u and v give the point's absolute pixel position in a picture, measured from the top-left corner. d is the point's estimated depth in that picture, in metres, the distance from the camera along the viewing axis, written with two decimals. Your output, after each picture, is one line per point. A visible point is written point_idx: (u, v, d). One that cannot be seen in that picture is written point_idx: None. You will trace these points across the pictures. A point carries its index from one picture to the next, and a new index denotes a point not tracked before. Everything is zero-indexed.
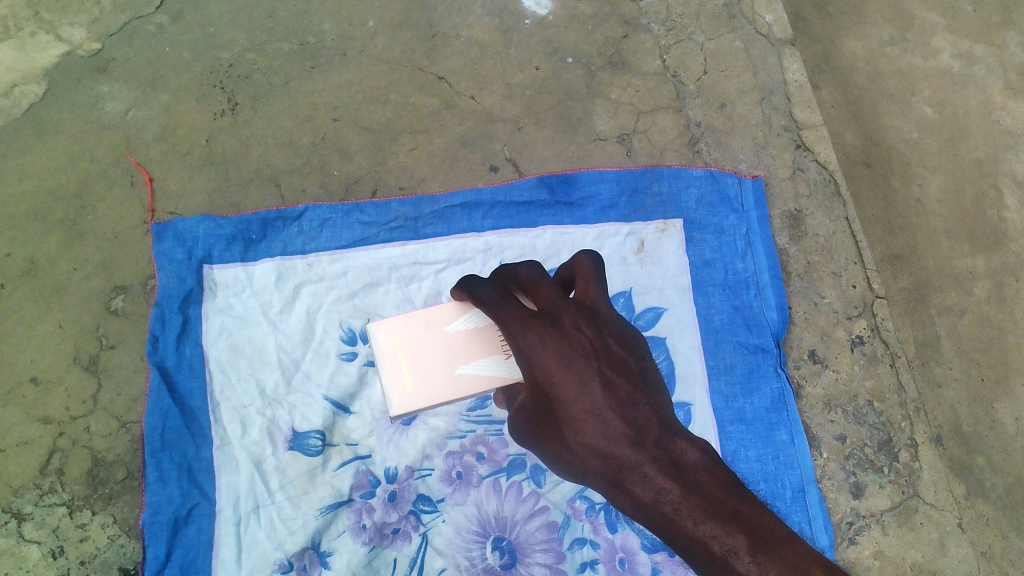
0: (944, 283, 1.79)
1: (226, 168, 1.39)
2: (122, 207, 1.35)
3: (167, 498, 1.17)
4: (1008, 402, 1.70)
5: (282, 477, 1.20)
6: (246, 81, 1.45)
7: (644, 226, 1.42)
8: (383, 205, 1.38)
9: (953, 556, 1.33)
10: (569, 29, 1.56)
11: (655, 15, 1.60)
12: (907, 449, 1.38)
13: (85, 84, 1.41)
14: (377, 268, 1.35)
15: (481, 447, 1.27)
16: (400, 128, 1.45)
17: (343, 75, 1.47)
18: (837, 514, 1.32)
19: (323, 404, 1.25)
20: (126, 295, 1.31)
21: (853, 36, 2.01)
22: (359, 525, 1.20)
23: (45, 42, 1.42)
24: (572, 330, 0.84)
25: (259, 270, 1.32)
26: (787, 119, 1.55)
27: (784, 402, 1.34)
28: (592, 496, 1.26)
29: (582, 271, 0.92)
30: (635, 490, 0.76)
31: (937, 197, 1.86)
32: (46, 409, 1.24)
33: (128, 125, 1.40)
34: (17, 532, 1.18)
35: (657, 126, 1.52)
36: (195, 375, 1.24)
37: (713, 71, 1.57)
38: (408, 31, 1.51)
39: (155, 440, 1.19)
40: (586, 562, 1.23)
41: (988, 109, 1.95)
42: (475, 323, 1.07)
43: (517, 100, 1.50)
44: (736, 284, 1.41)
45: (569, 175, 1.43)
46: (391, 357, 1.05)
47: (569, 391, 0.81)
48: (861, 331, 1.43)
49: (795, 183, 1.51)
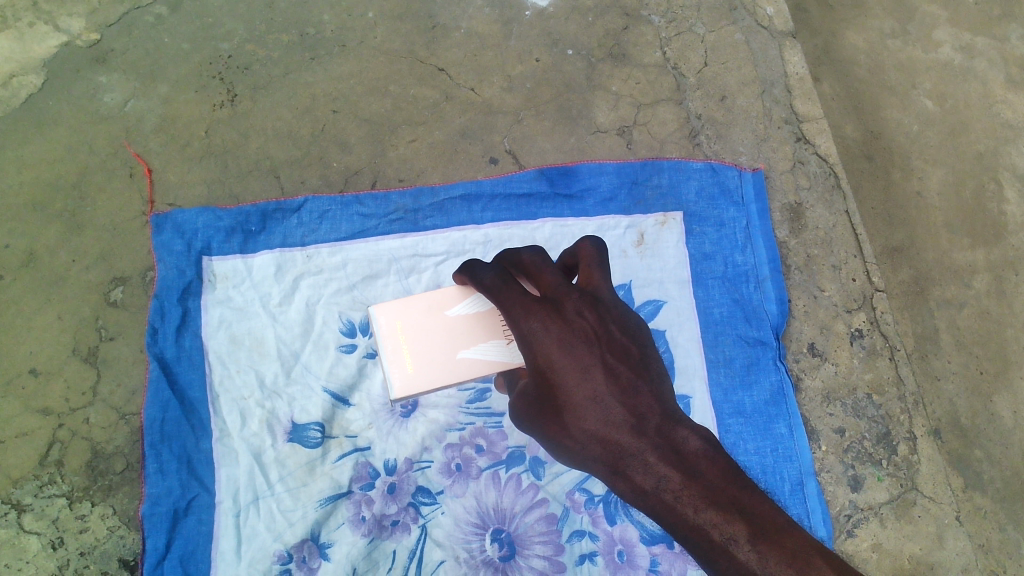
0: (943, 277, 1.79)
1: (225, 160, 1.39)
2: (121, 199, 1.35)
3: (167, 490, 1.17)
4: (1007, 395, 1.70)
5: (282, 468, 1.21)
6: (245, 72, 1.44)
7: (644, 218, 1.42)
8: (383, 197, 1.38)
9: (951, 549, 1.34)
10: (569, 20, 1.55)
11: (656, 7, 1.59)
12: (906, 442, 1.38)
13: (83, 75, 1.40)
14: (377, 260, 1.35)
15: (481, 439, 1.27)
16: (400, 119, 1.44)
17: (342, 67, 1.46)
18: (836, 507, 1.33)
19: (323, 396, 1.25)
20: (126, 287, 1.31)
21: (854, 29, 2.00)
22: (358, 517, 1.20)
23: (43, 32, 1.41)
24: (574, 316, 0.84)
25: (258, 261, 1.32)
26: (787, 112, 1.55)
27: (784, 395, 1.35)
28: (591, 488, 1.26)
29: (585, 257, 0.92)
30: (635, 476, 0.76)
31: (938, 191, 1.86)
32: (46, 400, 1.24)
33: (127, 117, 1.39)
34: (16, 523, 1.19)
35: (658, 119, 1.51)
36: (194, 367, 1.24)
37: (714, 63, 1.56)
38: (408, 22, 1.51)
39: (155, 432, 1.19)
40: (585, 554, 1.23)
41: (988, 102, 1.94)
42: (477, 307, 1.06)
43: (517, 92, 1.49)
44: (736, 277, 1.41)
45: (569, 168, 1.42)
46: (391, 340, 1.05)
47: (571, 377, 0.81)
48: (861, 324, 1.43)
49: (795, 176, 1.51)
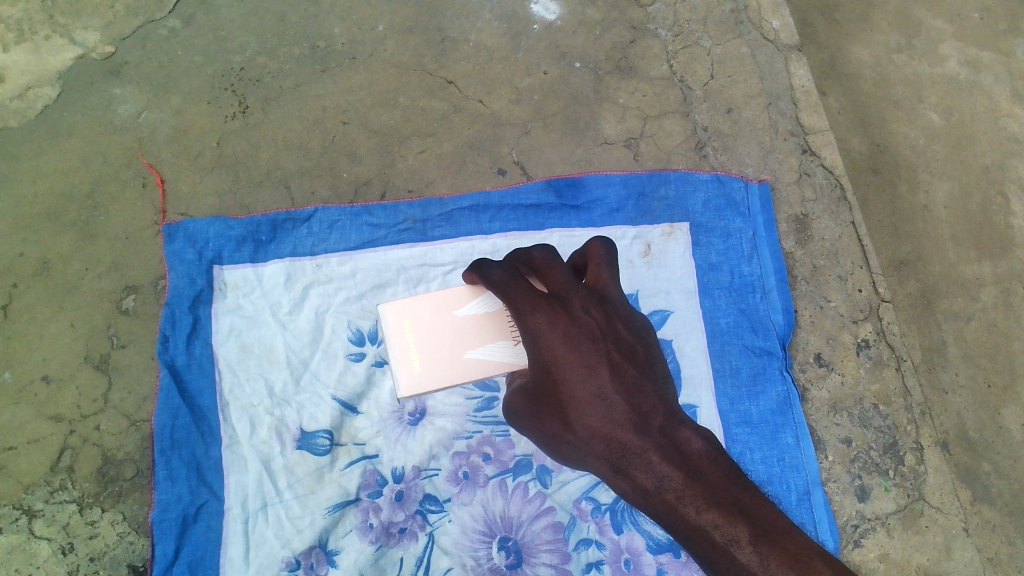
0: (950, 289, 1.80)
1: (236, 170, 1.41)
2: (134, 208, 1.37)
3: (176, 496, 1.18)
4: (1015, 408, 1.70)
5: (290, 476, 1.21)
6: (257, 84, 1.47)
7: (650, 229, 1.43)
8: (392, 207, 1.40)
9: (959, 560, 1.33)
10: (577, 34, 1.58)
11: (663, 21, 1.61)
12: (912, 452, 1.38)
13: (98, 86, 1.43)
14: (386, 270, 1.36)
15: (488, 448, 1.27)
16: (410, 131, 1.47)
17: (353, 79, 1.49)
18: (843, 516, 1.33)
19: (331, 404, 1.26)
20: (137, 296, 1.33)
21: (859, 43, 2.02)
22: (365, 525, 1.21)
23: (58, 45, 1.44)
24: (581, 313, 0.85)
25: (268, 270, 1.34)
26: (793, 124, 1.56)
27: (790, 405, 1.35)
28: (597, 497, 1.26)
29: (595, 257, 0.94)
30: (638, 475, 0.77)
31: (944, 203, 1.87)
32: (57, 407, 1.25)
33: (141, 128, 1.42)
34: (28, 528, 1.20)
35: (665, 131, 1.53)
36: (204, 375, 1.26)
37: (721, 76, 1.58)
38: (418, 36, 1.53)
39: (164, 439, 1.21)
40: (591, 562, 1.23)
41: (995, 115, 1.95)
42: (487, 306, 1.07)
43: (526, 104, 1.51)
44: (742, 287, 1.42)
45: (577, 179, 1.44)
46: (400, 337, 1.06)
47: (576, 373, 0.82)
48: (867, 335, 1.44)
49: (802, 188, 1.52)
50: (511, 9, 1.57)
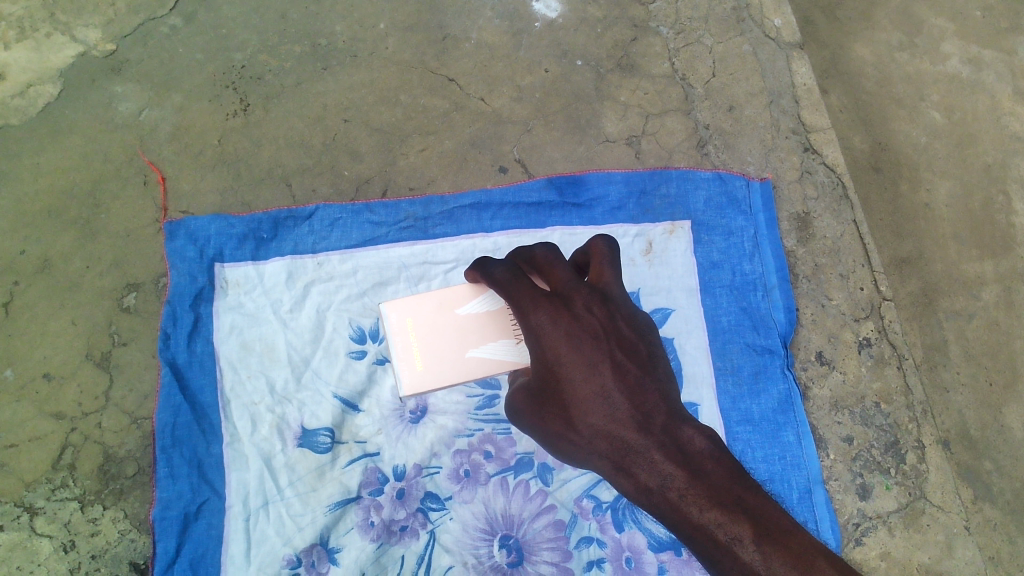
0: (951, 288, 1.79)
1: (237, 168, 1.41)
2: (135, 206, 1.37)
3: (177, 494, 1.19)
4: (1016, 406, 1.69)
5: (292, 473, 1.21)
6: (258, 82, 1.47)
7: (652, 227, 1.43)
8: (394, 205, 1.39)
9: (961, 559, 1.33)
10: (578, 32, 1.57)
11: (665, 18, 1.61)
12: (914, 451, 1.38)
13: (98, 84, 1.43)
14: (387, 268, 1.36)
15: (489, 446, 1.27)
16: (411, 128, 1.46)
17: (354, 77, 1.49)
18: (844, 515, 1.32)
19: (333, 402, 1.26)
20: (138, 294, 1.32)
21: (861, 42, 2.01)
22: (367, 522, 1.21)
23: (59, 43, 1.44)
24: (584, 311, 0.85)
25: (269, 268, 1.33)
26: (794, 122, 1.56)
27: (792, 404, 1.35)
28: (598, 495, 1.26)
29: (597, 255, 0.93)
30: (640, 474, 0.77)
31: (945, 202, 1.86)
32: (58, 405, 1.25)
33: (142, 125, 1.42)
34: (29, 526, 1.20)
35: (666, 129, 1.53)
36: (205, 372, 1.26)
37: (722, 74, 1.58)
38: (419, 34, 1.53)
39: (166, 437, 1.21)
40: (592, 561, 1.23)
41: (997, 114, 1.94)
42: (489, 305, 1.07)
43: (527, 102, 1.51)
44: (744, 285, 1.42)
45: (578, 177, 1.44)
46: (402, 336, 1.06)
47: (578, 372, 0.82)
48: (868, 333, 1.43)
49: (804, 186, 1.51)
50: (512, 6, 1.57)
